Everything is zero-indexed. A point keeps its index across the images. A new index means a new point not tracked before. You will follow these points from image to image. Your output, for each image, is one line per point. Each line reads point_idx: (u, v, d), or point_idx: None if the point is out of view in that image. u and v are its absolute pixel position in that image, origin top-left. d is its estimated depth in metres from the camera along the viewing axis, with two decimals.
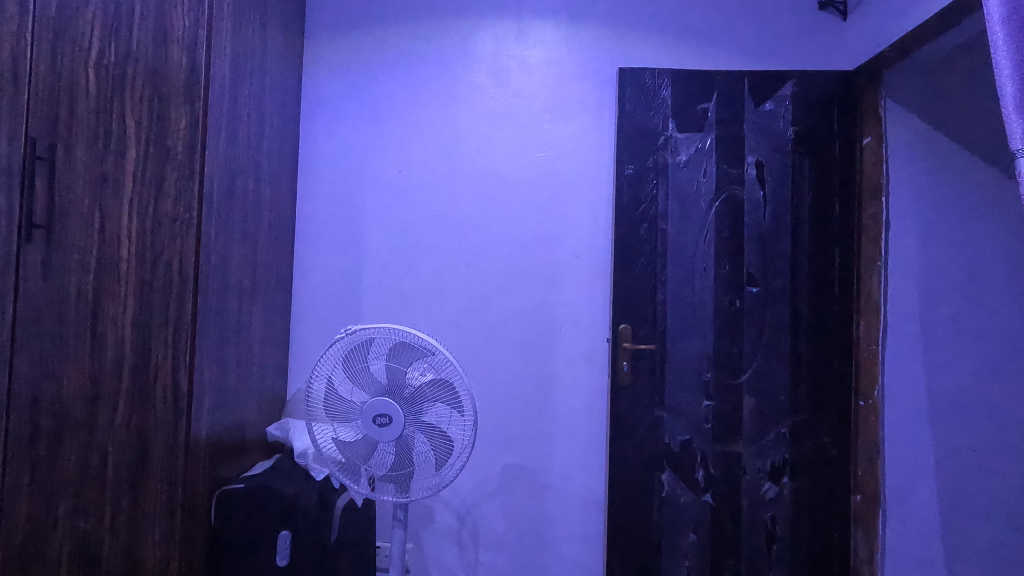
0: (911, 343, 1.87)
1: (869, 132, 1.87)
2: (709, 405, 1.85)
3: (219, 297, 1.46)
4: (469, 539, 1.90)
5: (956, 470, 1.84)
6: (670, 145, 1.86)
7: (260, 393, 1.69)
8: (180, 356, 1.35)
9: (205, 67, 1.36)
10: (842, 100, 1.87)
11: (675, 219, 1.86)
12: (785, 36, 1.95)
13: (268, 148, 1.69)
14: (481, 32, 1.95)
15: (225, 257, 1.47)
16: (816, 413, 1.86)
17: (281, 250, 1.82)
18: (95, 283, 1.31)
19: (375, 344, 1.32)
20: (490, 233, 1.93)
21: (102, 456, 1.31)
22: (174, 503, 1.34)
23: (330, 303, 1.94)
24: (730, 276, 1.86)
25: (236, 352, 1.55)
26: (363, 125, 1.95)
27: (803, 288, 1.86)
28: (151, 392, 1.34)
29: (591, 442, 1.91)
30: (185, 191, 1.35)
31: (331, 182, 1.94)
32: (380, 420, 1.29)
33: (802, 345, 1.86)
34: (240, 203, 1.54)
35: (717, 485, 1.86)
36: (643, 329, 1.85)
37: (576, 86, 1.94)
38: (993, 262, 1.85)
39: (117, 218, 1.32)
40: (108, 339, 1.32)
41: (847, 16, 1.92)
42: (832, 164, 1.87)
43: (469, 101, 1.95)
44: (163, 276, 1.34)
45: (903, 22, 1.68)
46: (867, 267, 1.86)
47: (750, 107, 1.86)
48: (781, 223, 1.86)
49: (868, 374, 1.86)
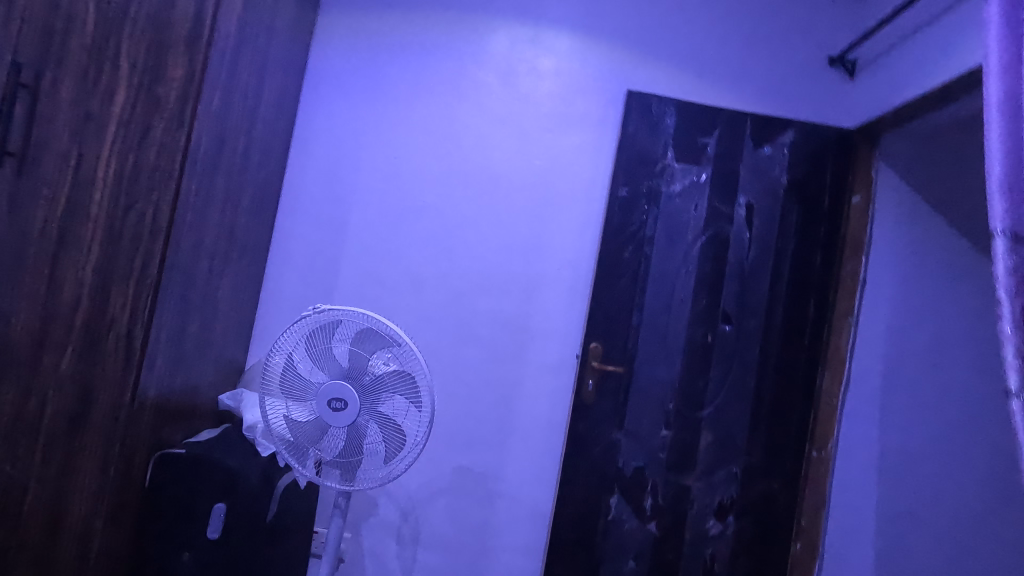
0: (870, 402, 1.90)
1: (859, 192, 1.91)
2: (666, 434, 1.86)
3: (190, 257, 1.42)
4: (409, 536, 1.87)
5: (894, 531, 1.88)
6: (666, 173, 1.88)
7: (218, 360, 1.65)
8: (139, 309, 1.30)
9: (212, 19, 1.32)
10: (836, 158, 1.91)
11: (661, 247, 1.87)
12: (793, 85, 1.98)
13: (264, 112, 1.66)
14: (497, 32, 1.95)
15: (203, 215, 1.44)
16: (769, 457, 1.88)
17: (262, 217, 1.79)
18: (61, 221, 1.26)
19: (341, 327, 1.29)
20: (477, 232, 1.92)
21: (40, 401, 1.26)
22: (110, 460, 1.29)
23: (304, 278, 1.91)
24: (706, 310, 1.87)
25: (199, 314, 1.51)
26: (365, 105, 1.92)
27: (774, 333, 1.89)
28: (102, 342, 1.29)
29: (545, 455, 1.90)
30: (171, 142, 1.31)
31: (324, 157, 1.91)
32: (335, 405, 1.26)
33: (766, 389, 1.88)
34: (227, 163, 1.51)
35: (663, 515, 1.86)
36: (614, 350, 1.85)
37: (583, 100, 1.95)
38: (955, 334, 1.91)
39: (95, 158, 1.28)
40: (66, 282, 1.27)
41: (854, 76, 1.97)
42: (819, 216, 1.90)
43: (475, 98, 1.94)
44: (134, 223, 1.30)
45: (906, 89, 1.73)
46: (839, 321, 1.90)
47: (749, 148, 1.89)
48: (762, 267, 1.89)
49: (825, 425, 1.89)
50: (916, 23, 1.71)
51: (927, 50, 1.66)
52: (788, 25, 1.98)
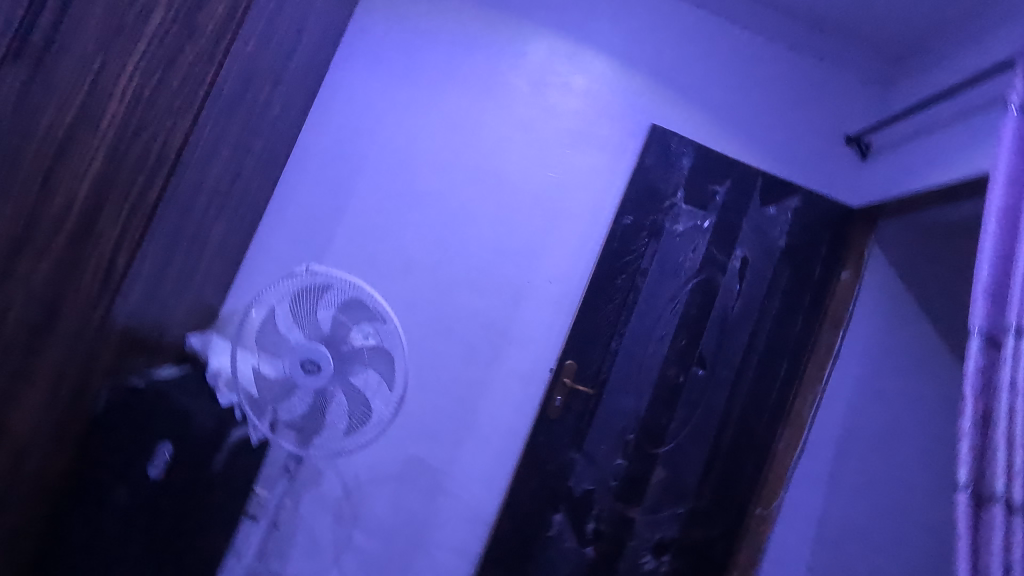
0: (819, 470, 1.96)
1: (849, 268, 1.98)
2: (621, 463, 1.88)
3: (190, 192, 1.39)
4: (348, 514, 1.85)
5: None
6: (672, 211, 1.91)
7: (193, 301, 1.62)
8: (128, 234, 1.27)
9: None
10: (836, 231, 1.97)
11: (653, 281, 1.89)
12: (807, 154, 2.04)
13: (294, 66, 1.64)
14: (538, 39, 1.96)
15: (211, 154, 1.42)
16: (715, 505, 1.91)
17: (270, 169, 1.76)
18: (69, 126, 1.21)
19: (329, 293, 1.27)
20: (478, 230, 1.93)
21: (5, 302, 1.18)
22: (64, 379, 1.25)
23: (297, 237, 1.88)
24: (683, 351, 1.91)
25: (185, 251, 1.48)
26: (394, 81, 1.92)
27: (743, 386, 1.93)
28: (83, 258, 1.24)
29: (500, 462, 1.89)
30: (196, 75, 1.29)
31: (343, 124, 1.90)
32: (308, 367, 1.25)
33: (725, 438, 1.91)
34: (246, 108, 1.49)
35: (602, 541, 1.88)
36: (587, 372, 1.87)
37: (606, 124, 1.98)
38: (908, 421, 1.99)
39: (116, 74, 1.22)
40: (59, 191, 1.21)
41: (866, 158, 2.04)
42: (807, 283, 1.95)
43: (503, 99, 1.95)
44: (142, 146, 1.26)
45: (911, 181, 1.80)
46: (806, 387, 1.96)
47: (756, 205, 1.93)
48: (745, 320, 1.93)
49: (773, 485, 1.94)
50: (934, 120, 1.78)
51: (939, 148, 1.72)
52: (814, 98, 2.05)
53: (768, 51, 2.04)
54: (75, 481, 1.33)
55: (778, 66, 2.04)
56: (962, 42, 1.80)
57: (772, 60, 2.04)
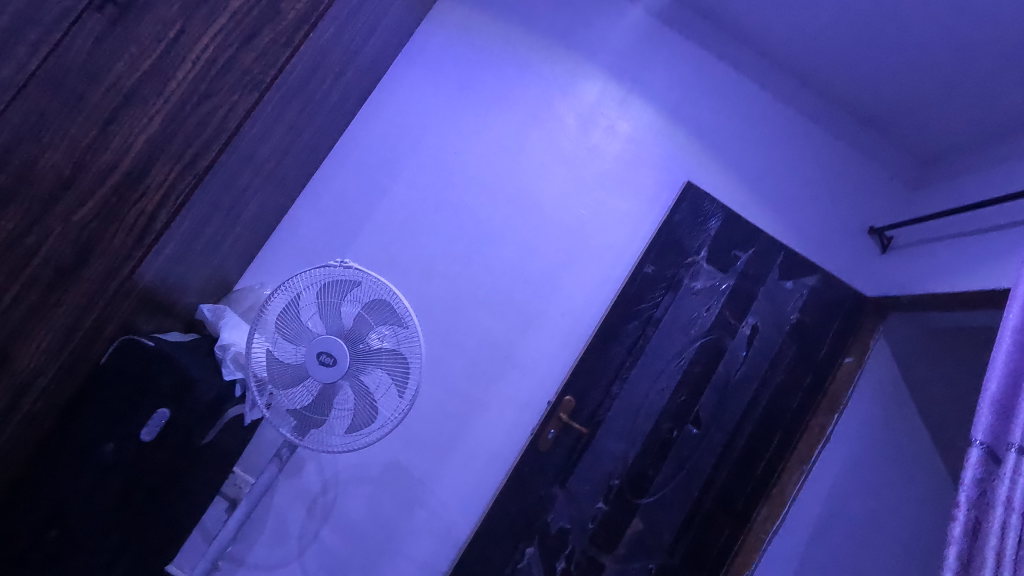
0: (792, 548, 1.97)
1: (853, 354, 2.01)
2: (601, 507, 1.87)
3: (237, 165, 1.41)
4: (320, 510, 1.83)
5: None
6: (693, 268, 1.93)
7: (213, 271, 1.62)
8: (174, 194, 1.27)
9: None
10: (846, 316, 2.00)
11: (663, 332, 1.91)
12: (831, 238, 2.10)
13: (358, 62, 1.67)
14: (593, 79, 2.01)
15: (265, 133, 1.44)
16: (685, 564, 1.91)
17: (313, 155, 1.78)
18: (137, 81, 1.23)
19: (357, 289, 1.27)
20: (501, 252, 1.95)
21: (40, 238, 1.20)
22: (80, 323, 1.25)
23: (325, 226, 1.90)
24: (680, 407, 1.92)
25: (220, 220, 1.49)
26: (448, 94, 1.96)
27: (732, 453, 1.93)
28: (123, 209, 1.24)
29: (481, 483, 1.89)
30: (272, 54, 1.31)
31: (391, 125, 1.93)
32: (323, 359, 1.25)
33: (707, 501, 1.92)
34: (307, 95, 1.52)
35: None
36: (584, 411, 1.87)
37: (643, 173, 2.02)
38: (886, 515, 2.00)
39: (194, 40, 1.26)
40: (114, 141, 1.23)
41: (886, 251, 2.10)
42: (811, 362, 1.98)
43: (550, 130, 1.99)
44: (204, 113, 1.28)
45: (928, 282, 1.84)
46: (794, 464, 1.98)
47: (774, 278, 1.96)
48: (745, 387, 1.95)
49: (746, 555, 1.94)
50: (959, 227, 1.83)
51: (958, 255, 1.78)
52: (846, 186, 2.11)
53: (809, 132, 2.10)
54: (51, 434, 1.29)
55: (816, 148, 2.10)
56: (994, 159, 1.88)
57: (811, 141, 2.10)
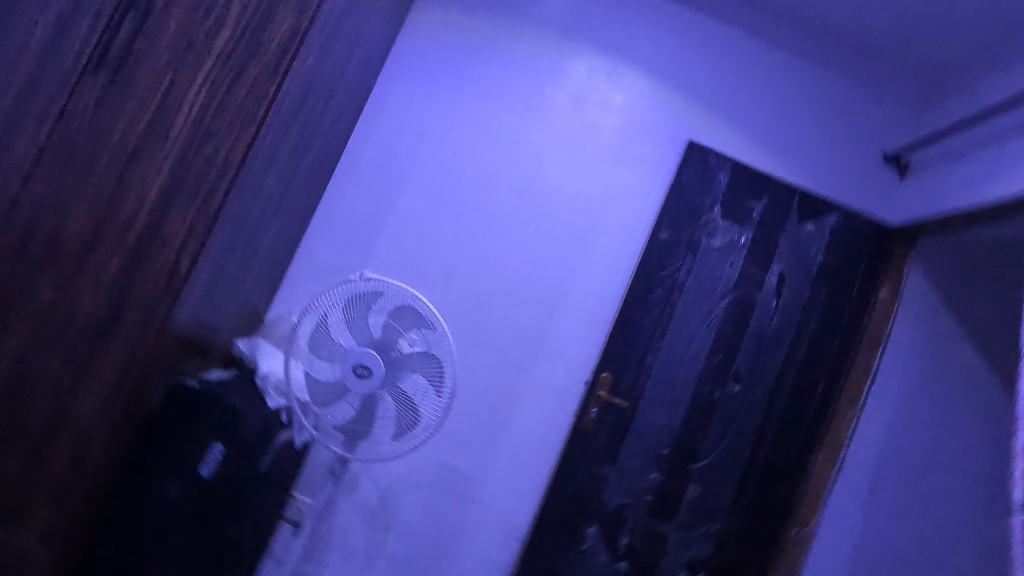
0: (855, 491, 1.93)
1: (887, 286, 1.95)
2: (655, 478, 1.86)
3: (249, 199, 1.45)
4: (381, 521, 1.87)
5: None
6: (709, 227, 1.92)
7: (242, 306, 1.66)
8: (193, 238, 1.31)
9: None
10: (873, 251, 1.95)
11: (689, 296, 1.90)
12: (845, 174, 2.04)
13: (346, 80, 1.70)
14: (578, 57, 2.00)
15: (269, 163, 1.47)
16: (749, 523, 1.89)
17: (317, 179, 1.82)
18: (141, 134, 1.29)
19: (380, 299, 1.30)
20: (514, 242, 1.96)
21: (76, 297, 1.27)
22: (127, 375, 1.29)
23: (340, 247, 1.93)
24: (718, 367, 1.90)
25: (241, 255, 1.53)
26: (438, 97, 1.97)
27: (778, 405, 1.91)
28: (150, 259, 1.29)
29: (532, 472, 1.89)
30: (262, 86, 1.33)
31: (387, 137, 1.95)
32: (359, 371, 1.28)
33: (760, 456, 1.90)
34: (302, 121, 1.55)
35: (636, 556, 1.86)
36: (622, 386, 1.87)
37: (644, 141, 2.00)
38: (948, 442, 1.96)
39: (187, 84, 1.30)
40: (129, 195, 1.28)
41: (904, 178, 2.04)
42: (844, 302, 1.94)
43: (543, 114, 1.99)
44: (208, 154, 1.32)
45: (952, 199, 1.78)
46: (844, 407, 1.93)
47: (793, 223, 1.93)
48: (782, 338, 1.92)
49: (808, 505, 1.91)
50: (979, 138, 1.77)
51: (981, 166, 1.72)
52: (852, 119, 2.06)
53: (806, 70, 2.05)
54: (119, 486, 1.33)
55: (816, 85, 2.05)
56: (1010, 62, 1.81)
57: (810, 78, 2.05)
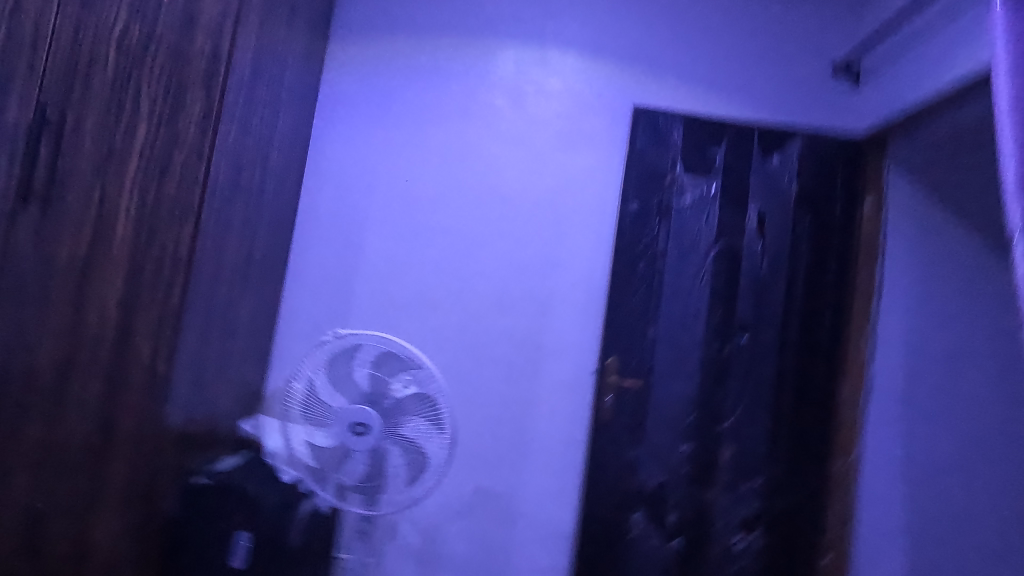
0: (893, 410, 1.86)
1: (870, 197, 1.90)
2: (687, 448, 1.83)
3: (211, 282, 1.43)
4: (430, 559, 1.85)
5: (926, 541, 1.83)
6: (676, 186, 1.88)
7: (238, 386, 1.66)
8: (161, 338, 1.31)
9: (227, 57, 1.36)
10: (847, 167, 1.90)
11: (674, 260, 1.87)
12: (803, 96, 1.97)
13: (278, 139, 1.68)
14: (504, 53, 1.97)
15: (222, 244, 1.45)
16: (793, 469, 1.83)
17: (279, 243, 1.81)
18: (87, 254, 1.28)
19: (361, 352, 1.30)
20: (488, 253, 1.92)
21: (65, 432, 1.26)
22: (135, 489, 1.29)
23: (320, 302, 1.91)
24: (721, 321, 1.87)
25: (219, 340, 1.52)
26: (376, 130, 1.95)
27: (791, 344, 1.86)
28: (126, 373, 1.29)
29: (565, 473, 1.86)
30: (191, 173, 1.33)
31: (338, 183, 1.94)
32: (357, 429, 1.27)
33: (786, 399, 1.85)
34: (244, 193, 1.53)
35: (688, 531, 1.82)
36: (631, 365, 1.84)
37: (592, 118, 1.95)
38: (979, 337, 1.87)
39: (118, 192, 1.29)
40: (91, 316, 1.28)
41: (859, 88, 1.96)
42: (831, 224, 1.89)
43: (484, 118, 1.96)
44: (157, 251, 1.31)
45: (917, 92, 1.69)
46: (857, 329, 1.87)
47: (758, 160, 1.89)
48: (777, 276, 1.88)
49: (848, 435, 1.85)
50: (925, 25, 1.68)
51: (928, 54, 1.66)
52: (798, 38, 1.98)
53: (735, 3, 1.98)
54: None
55: (751, 14, 1.98)
56: None
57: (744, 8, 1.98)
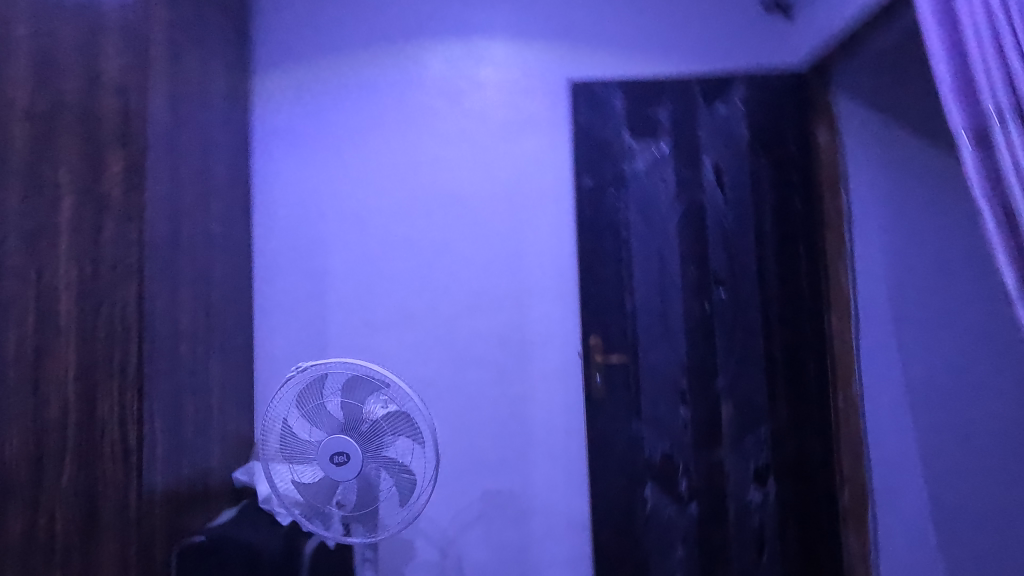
0: (883, 335, 1.82)
1: (822, 127, 1.85)
2: (686, 411, 1.81)
3: (171, 340, 1.40)
4: (452, 571, 1.83)
5: (941, 459, 1.79)
6: (626, 153, 1.85)
7: (224, 438, 1.63)
8: (126, 407, 1.28)
9: (141, 111, 1.32)
10: (795, 101, 1.85)
11: (638, 228, 1.84)
12: (740, 37, 1.91)
13: (216, 183, 1.65)
14: (431, 53, 1.93)
15: (175, 300, 1.42)
16: (796, 413, 1.80)
17: (239, 286, 1.78)
18: (35, 338, 1.26)
19: (329, 380, 1.27)
20: (453, 256, 1.89)
21: (48, 516, 1.24)
22: (129, 561, 1.26)
23: (293, 338, 1.88)
24: (697, 280, 1.83)
25: (193, 396, 1.49)
26: (317, 155, 1.92)
27: (771, 289, 1.83)
28: (98, 446, 1.26)
29: (570, 460, 1.84)
30: (124, 235, 1.30)
31: (290, 216, 1.91)
32: (338, 458, 1.23)
33: (776, 344, 1.82)
34: (189, 245, 1.50)
35: (703, 494, 1.80)
36: (614, 341, 1.81)
37: (531, 102, 1.91)
38: (964, 244, 1.81)
39: (54, 267, 1.27)
40: (51, 397, 1.26)
41: (791, 16, 1.90)
42: (790, 161, 1.85)
43: (422, 123, 1.92)
44: (107, 318, 1.29)
45: (847, 9, 1.64)
46: (834, 260, 1.83)
47: (705, 112, 1.86)
48: (744, 224, 1.84)
49: (845, 368, 1.81)
50: None
51: None
52: None
53: None
54: None
55: None
56: None
57: None
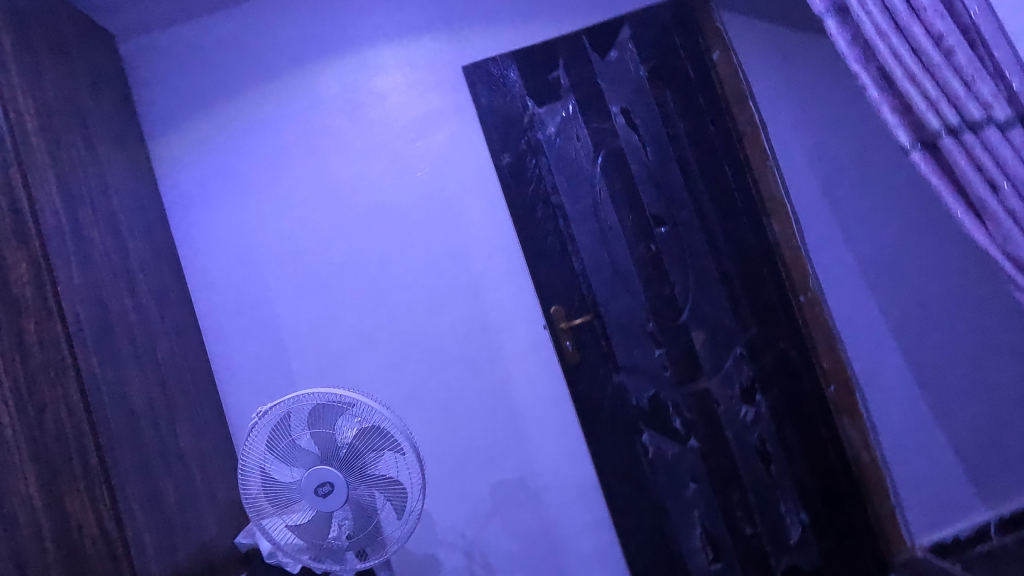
0: (824, 226, 1.86)
1: (716, 47, 1.87)
2: (662, 351, 1.83)
3: (129, 426, 1.38)
4: (482, 570, 1.83)
5: (911, 327, 1.84)
6: (536, 121, 1.86)
7: (214, 506, 1.61)
8: (99, 501, 1.25)
9: (32, 207, 1.28)
10: (681, 28, 1.86)
11: (567, 189, 1.85)
12: None
13: (138, 261, 1.62)
14: (321, 75, 1.91)
15: (121, 385, 1.40)
16: (765, 324, 1.82)
17: (193, 356, 1.76)
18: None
19: (294, 417, 1.26)
20: (397, 267, 1.88)
21: None
22: None
23: (262, 390, 1.85)
24: (636, 224, 1.85)
25: (169, 474, 1.47)
26: (236, 205, 1.89)
27: (709, 213, 1.85)
28: (81, 550, 1.19)
29: (564, 430, 1.85)
30: (49, 335, 1.25)
31: (225, 272, 1.88)
32: (323, 489, 1.22)
33: (728, 262, 1.84)
34: (123, 328, 1.47)
35: (699, 427, 1.82)
36: (574, 305, 1.83)
37: (431, 96, 1.91)
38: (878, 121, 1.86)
39: None
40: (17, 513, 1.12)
41: None
42: (691, 88, 1.86)
43: (331, 145, 1.90)
44: (54, 419, 1.22)
45: None
46: (761, 168, 1.86)
47: (600, 62, 1.86)
48: (667, 158, 1.86)
49: (798, 268, 1.84)
50: None
51: None
52: None
53: None
54: None
55: None
56: None
57: None
